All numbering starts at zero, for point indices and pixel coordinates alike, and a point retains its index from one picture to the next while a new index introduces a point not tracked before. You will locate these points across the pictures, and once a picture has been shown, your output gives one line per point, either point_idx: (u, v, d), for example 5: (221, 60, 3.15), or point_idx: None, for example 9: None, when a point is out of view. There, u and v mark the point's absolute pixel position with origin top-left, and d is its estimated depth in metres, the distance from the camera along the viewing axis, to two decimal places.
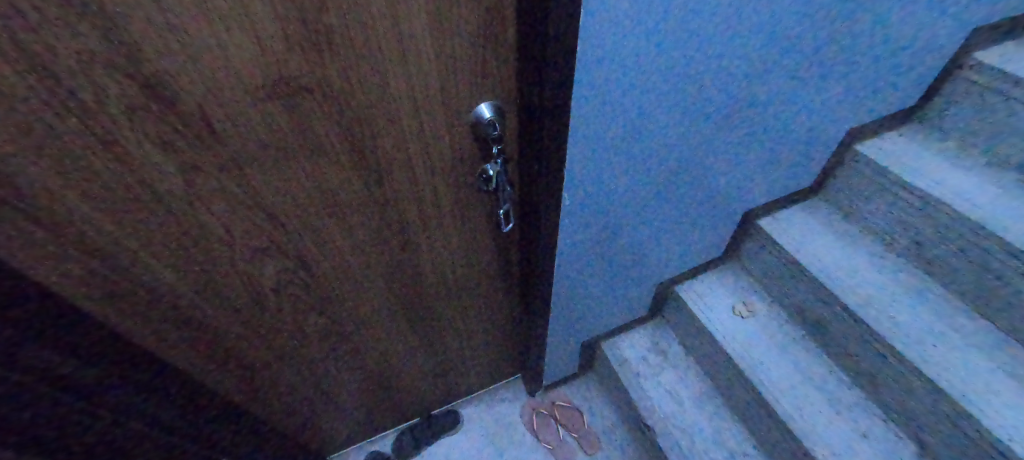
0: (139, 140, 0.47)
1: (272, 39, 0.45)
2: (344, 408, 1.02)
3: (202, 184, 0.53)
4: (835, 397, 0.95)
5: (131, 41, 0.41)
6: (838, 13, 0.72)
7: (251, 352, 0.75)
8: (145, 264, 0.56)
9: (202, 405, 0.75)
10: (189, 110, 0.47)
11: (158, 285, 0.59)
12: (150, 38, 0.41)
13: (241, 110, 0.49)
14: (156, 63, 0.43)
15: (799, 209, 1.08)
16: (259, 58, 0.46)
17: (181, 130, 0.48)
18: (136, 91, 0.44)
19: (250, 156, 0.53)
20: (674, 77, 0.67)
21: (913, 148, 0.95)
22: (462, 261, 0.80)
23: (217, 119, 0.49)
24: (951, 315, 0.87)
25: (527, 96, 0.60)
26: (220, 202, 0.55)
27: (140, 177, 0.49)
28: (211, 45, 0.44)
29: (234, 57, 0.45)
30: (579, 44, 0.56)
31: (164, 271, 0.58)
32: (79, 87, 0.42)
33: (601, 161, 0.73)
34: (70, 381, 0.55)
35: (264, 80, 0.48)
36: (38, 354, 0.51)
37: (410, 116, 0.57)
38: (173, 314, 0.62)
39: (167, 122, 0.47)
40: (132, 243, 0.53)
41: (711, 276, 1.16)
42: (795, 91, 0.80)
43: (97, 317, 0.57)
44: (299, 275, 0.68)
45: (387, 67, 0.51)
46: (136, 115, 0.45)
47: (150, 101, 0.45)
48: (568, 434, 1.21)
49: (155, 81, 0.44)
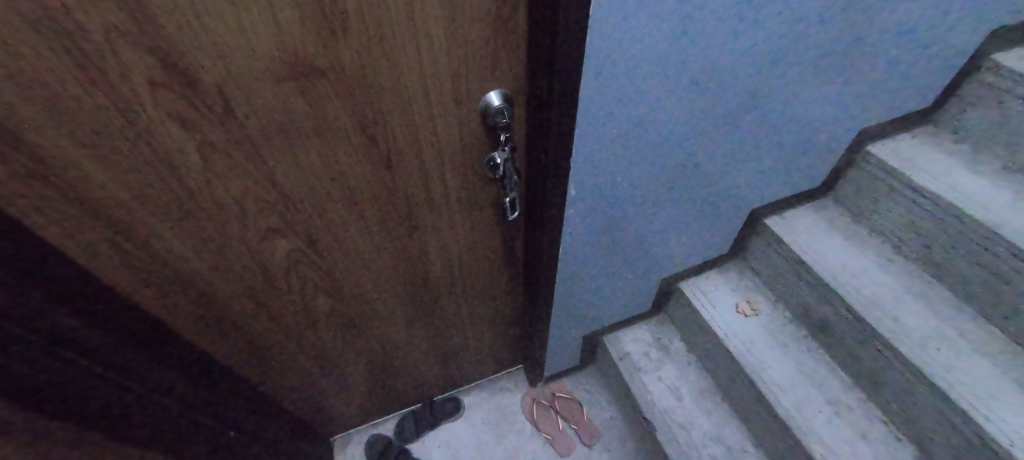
0: (164, 126, 0.49)
1: (295, 35, 0.47)
2: (351, 389, 1.09)
3: (226, 183, 0.57)
4: (835, 397, 0.96)
5: (169, 52, 0.44)
6: (866, 14, 0.70)
7: (264, 334, 0.81)
8: (169, 243, 0.60)
9: (219, 382, 0.81)
10: (220, 115, 0.50)
11: (181, 264, 0.63)
12: (186, 49, 0.44)
13: (264, 103, 0.51)
14: (183, 56, 0.45)
15: (808, 209, 1.09)
16: (282, 53, 0.48)
17: (204, 115, 0.50)
18: (161, 78, 0.46)
19: (271, 158, 0.57)
20: (687, 84, 0.68)
21: (926, 151, 0.95)
22: (468, 249, 0.84)
23: (242, 123, 0.52)
24: (956, 318, 0.88)
25: (538, 90, 0.61)
26: (246, 199, 0.60)
27: (173, 174, 0.53)
28: (241, 56, 0.47)
29: (259, 66, 0.48)
30: (593, 46, 0.56)
31: (192, 259, 0.63)
32: (117, 92, 0.45)
33: (609, 164, 0.74)
34: (96, 350, 0.60)
35: (287, 86, 0.51)
36: (63, 325, 0.55)
37: (422, 122, 0.60)
38: (194, 290, 0.67)
39: (191, 107, 0.49)
40: (157, 222, 0.57)
41: (716, 273, 1.18)
42: (810, 96, 0.80)
43: (129, 297, 0.62)
44: (312, 267, 0.73)
45: (400, 62, 0.52)
46: (170, 119, 0.49)
47: (185, 106, 0.48)
48: (567, 425, 1.25)
49: (180, 70, 0.46)
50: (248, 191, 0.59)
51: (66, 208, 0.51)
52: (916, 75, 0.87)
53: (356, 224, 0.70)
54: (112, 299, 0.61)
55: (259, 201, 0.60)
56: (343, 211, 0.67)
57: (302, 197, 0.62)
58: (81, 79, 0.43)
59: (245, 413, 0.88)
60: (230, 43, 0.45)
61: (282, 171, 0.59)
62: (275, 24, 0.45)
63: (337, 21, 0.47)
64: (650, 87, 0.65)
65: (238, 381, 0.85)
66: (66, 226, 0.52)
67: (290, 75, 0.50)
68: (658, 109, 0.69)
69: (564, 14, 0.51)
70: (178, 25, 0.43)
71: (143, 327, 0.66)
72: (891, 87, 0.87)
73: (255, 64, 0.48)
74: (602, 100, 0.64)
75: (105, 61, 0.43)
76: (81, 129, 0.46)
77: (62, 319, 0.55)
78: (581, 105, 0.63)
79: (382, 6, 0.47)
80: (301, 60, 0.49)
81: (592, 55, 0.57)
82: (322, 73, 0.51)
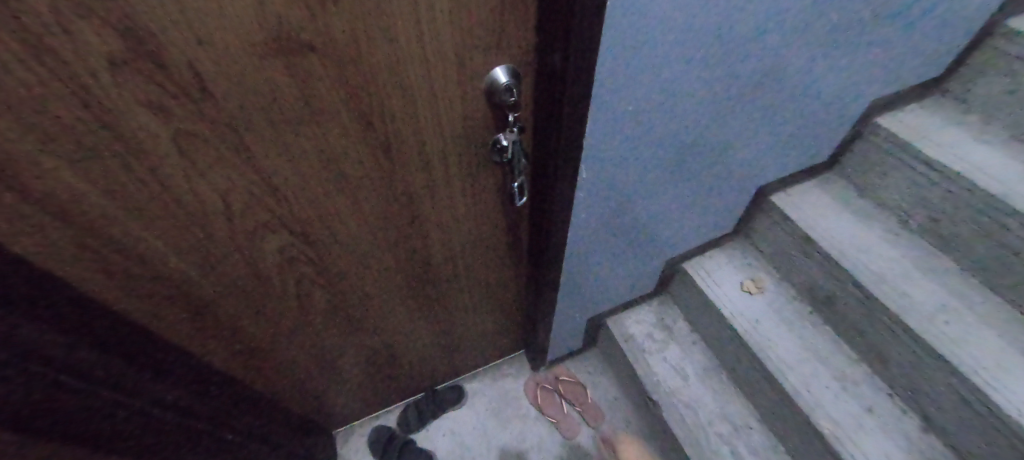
0: (134, 114, 0.42)
1: (279, 7, 0.40)
2: (350, 383, 1.05)
3: (207, 177, 0.51)
4: (841, 372, 0.96)
5: (130, 26, 0.37)
6: None
7: (257, 334, 0.76)
8: (148, 244, 0.54)
9: (212, 388, 0.76)
10: (196, 100, 0.44)
11: (163, 266, 0.57)
12: (150, 22, 0.37)
13: (246, 87, 0.45)
14: (148, 31, 0.38)
15: (814, 184, 1.06)
16: (265, 28, 0.41)
17: (179, 99, 0.43)
18: (124, 56, 0.38)
19: (256, 148, 0.51)
20: (701, 55, 0.64)
21: (934, 122, 0.93)
22: (470, 236, 0.79)
23: (222, 110, 0.46)
24: (964, 291, 0.87)
25: (548, 64, 0.55)
26: (230, 194, 0.54)
27: (146, 170, 0.47)
28: (219, 32, 0.40)
29: (239, 43, 0.41)
30: (608, 18, 0.52)
31: (175, 261, 0.57)
32: (73, 77, 0.38)
33: (618, 143, 0.71)
34: (86, 370, 0.55)
35: (271, 67, 0.44)
36: (49, 346, 0.50)
37: (423, 102, 0.54)
38: (180, 293, 0.61)
39: (162, 89, 0.42)
40: (134, 223, 0.51)
41: (721, 251, 1.15)
42: (825, 65, 0.76)
43: (106, 303, 0.56)
44: (307, 264, 0.69)
45: (398, 38, 0.46)
46: (138, 106, 0.42)
47: (153, 89, 0.41)
48: (571, 408, 1.25)
49: (147, 49, 0.39)
50: (233, 184, 0.53)
51: (28, 214, 0.44)
52: (929, 42, 0.84)
53: (352, 216, 0.65)
54: (86, 307, 0.54)
55: (245, 196, 0.55)
56: (338, 203, 0.62)
57: (292, 189, 0.57)
58: (26, 61, 0.36)
59: (245, 417, 0.85)
60: (204, 16, 0.38)
61: (270, 162, 0.53)
62: None
63: None
64: (665, 60, 0.61)
65: (233, 384, 0.81)
66: (28, 236, 0.46)
67: (275, 54, 0.43)
68: (670, 82, 0.65)
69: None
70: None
71: (123, 334, 0.60)
72: (905, 53, 0.84)
73: (233, 40, 0.41)
74: (615, 75, 0.59)
75: (54, 39, 0.36)
76: (30, 122, 0.39)
77: (37, 332, 0.49)
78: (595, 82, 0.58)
79: None
80: (286, 34, 0.42)
81: (607, 25, 0.52)
82: (310, 49, 0.44)
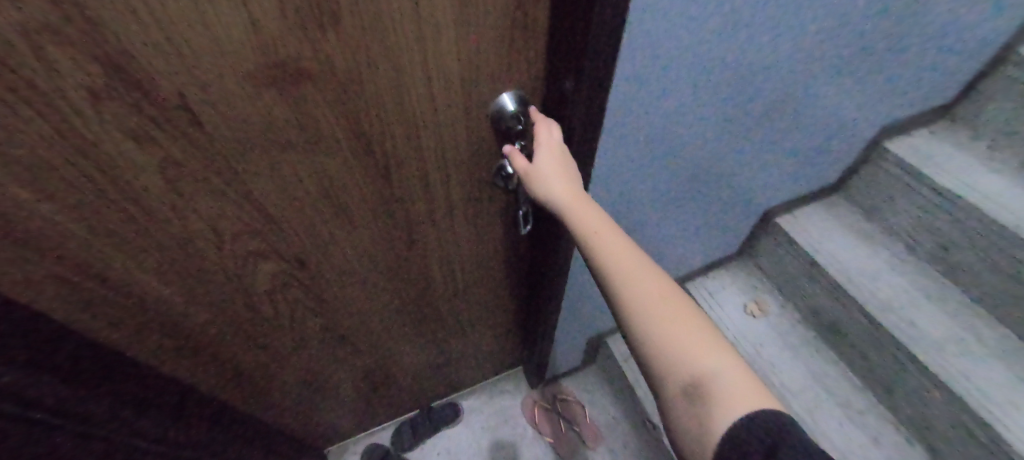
0: (117, 144, 0.40)
1: (275, 36, 0.38)
2: (344, 402, 1.02)
3: (196, 205, 0.48)
4: (846, 401, 0.94)
5: (111, 53, 0.34)
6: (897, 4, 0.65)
7: (247, 359, 0.73)
8: (132, 273, 0.51)
9: (200, 414, 0.73)
10: (184, 129, 0.41)
11: (148, 295, 0.54)
12: (133, 49, 0.34)
13: (239, 116, 0.42)
14: (133, 61, 0.35)
15: (821, 206, 1.04)
16: (259, 57, 0.39)
17: (166, 129, 0.40)
18: (106, 86, 0.36)
19: (247, 176, 0.48)
20: (716, 83, 0.61)
21: (943, 148, 0.92)
22: (471, 258, 0.77)
23: (212, 138, 0.43)
24: (972, 322, 0.86)
25: (558, 92, 0.53)
26: (218, 221, 0.51)
27: (129, 199, 0.44)
28: (209, 62, 0.37)
29: (232, 72, 0.39)
30: (626, 50, 0.49)
31: (161, 289, 0.54)
32: (49, 106, 0.35)
33: (628, 169, 0.68)
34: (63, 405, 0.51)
35: (266, 96, 0.42)
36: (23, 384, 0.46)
37: (425, 127, 0.52)
38: (166, 321, 0.58)
39: (147, 119, 0.39)
40: (117, 252, 0.48)
41: (724, 272, 1.13)
42: (835, 91, 0.75)
43: (92, 334, 0.54)
44: (301, 289, 0.66)
45: (401, 65, 0.44)
46: (121, 136, 0.39)
47: (138, 119, 0.39)
48: (569, 428, 1.22)
49: (131, 79, 0.36)
50: (222, 212, 0.50)
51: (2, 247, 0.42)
52: (942, 69, 0.82)
53: (348, 240, 0.62)
54: (70, 339, 0.52)
55: (235, 223, 0.52)
56: (333, 228, 0.59)
57: (286, 217, 0.55)
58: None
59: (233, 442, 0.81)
60: (192, 43, 0.36)
61: (263, 190, 0.50)
62: (251, 23, 0.36)
63: (328, 18, 0.38)
64: (680, 89, 0.59)
65: (222, 407, 0.78)
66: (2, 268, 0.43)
67: (271, 83, 0.41)
68: (684, 111, 0.63)
69: (606, 10, 0.43)
70: (122, 20, 0.33)
71: (109, 363, 0.57)
72: (915, 80, 0.82)
73: (223, 68, 0.38)
74: (628, 105, 0.57)
75: (30, 71, 0.33)
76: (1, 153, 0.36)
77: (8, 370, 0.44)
78: (608, 111, 0.56)
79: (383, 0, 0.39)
80: (282, 61, 0.40)
81: (624, 56, 0.50)
82: (307, 76, 0.42)
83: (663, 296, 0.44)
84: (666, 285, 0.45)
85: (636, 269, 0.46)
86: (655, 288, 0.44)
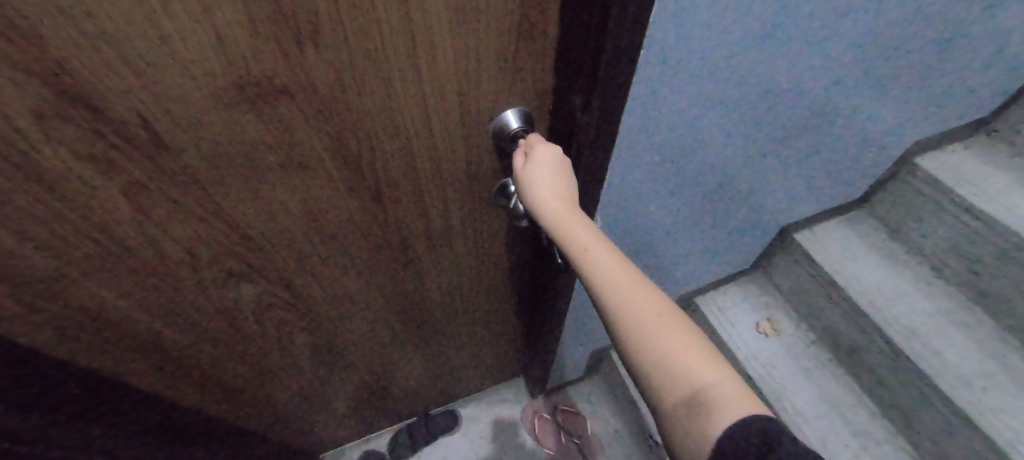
0: (77, 169, 0.36)
1: (247, 52, 0.34)
2: (340, 412, 0.99)
3: (171, 229, 0.45)
4: (863, 429, 0.89)
5: (59, 74, 0.31)
6: (933, 14, 0.60)
7: (235, 376, 0.70)
8: (104, 299, 0.47)
9: (187, 432, 0.70)
10: (150, 152, 0.38)
11: (123, 321, 0.51)
12: (85, 69, 0.31)
13: (212, 136, 0.39)
14: (87, 82, 0.32)
15: (842, 223, 0.98)
16: (231, 74, 0.35)
17: (129, 151, 0.37)
18: (59, 109, 0.33)
19: (225, 197, 0.45)
20: (738, 98, 0.57)
21: (977, 166, 0.86)
22: (471, 272, 0.73)
23: (184, 160, 0.40)
24: (1002, 352, 0.81)
25: (564, 108, 0.50)
26: (197, 243, 0.48)
27: (95, 226, 0.41)
28: (175, 80, 0.34)
29: (201, 91, 0.36)
30: (640, 66, 0.45)
31: (139, 315, 0.51)
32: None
33: (641, 185, 0.64)
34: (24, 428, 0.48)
35: (244, 115, 0.39)
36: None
37: (420, 143, 0.48)
38: (144, 347, 0.55)
39: (109, 142, 0.36)
40: (87, 279, 0.45)
41: (736, 288, 1.08)
42: (863, 107, 0.70)
43: (76, 360, 0.51)
44: (289, 308, 0.64)
45: (391, 80, 0.41)
46: (80, 160, 0.36)
47: (98, 142, 0.36)
48: (570, 440, 1.20)
49: (85, 100, 0.33)
50: (200, 232, 0.47)
51: None
52: (984, 81, 0.76)
53: (338, 256, 0.59)
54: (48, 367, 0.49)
55: (214, 244, 0.49)
56: (323, 243, 0.56)
57: (273, 236, 0.52)
58: None
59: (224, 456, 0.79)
60: (154, 61, 0.33)
61: (244, 208, 0.47)
62: (218, 39, 0.33)
63: (305, 32, 0.35)
64: (696, 105, 0.55)
65: (213, 425, 0.75)
66: None
67: (248, 102, 0.38)
68: (701, 126, 0.59)
69: (615, 25, 0.39)
70: (69, 38, 0.30)
71: (92, 388, 0.54)
72: (951, 95, 0.76)
73: (189, 86, 0.35)
74: (641, 122, 0.53)
75: None
76: None
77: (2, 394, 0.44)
78: (621, 128, 0.52)
79: (367, 12, 0.35)
80: (256, 78, 0.36)
81: (640, 72, 0.46)
82: (287, 93, 0.38)
83: (658, 309, 0.40)
84: (659, 299, 0.41)
85: (628, 280, 0.42)
86: (650, 301, 0.41)
